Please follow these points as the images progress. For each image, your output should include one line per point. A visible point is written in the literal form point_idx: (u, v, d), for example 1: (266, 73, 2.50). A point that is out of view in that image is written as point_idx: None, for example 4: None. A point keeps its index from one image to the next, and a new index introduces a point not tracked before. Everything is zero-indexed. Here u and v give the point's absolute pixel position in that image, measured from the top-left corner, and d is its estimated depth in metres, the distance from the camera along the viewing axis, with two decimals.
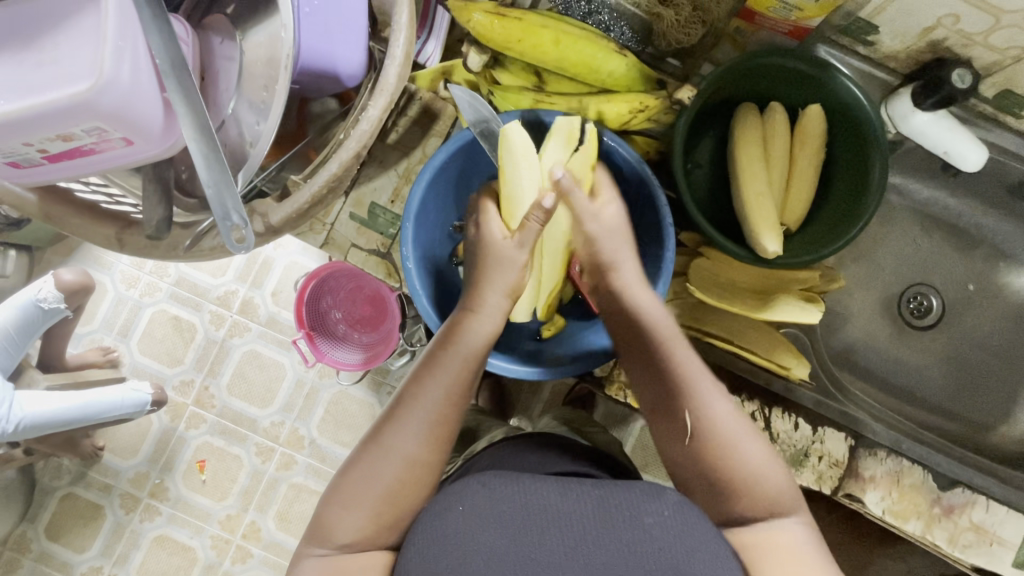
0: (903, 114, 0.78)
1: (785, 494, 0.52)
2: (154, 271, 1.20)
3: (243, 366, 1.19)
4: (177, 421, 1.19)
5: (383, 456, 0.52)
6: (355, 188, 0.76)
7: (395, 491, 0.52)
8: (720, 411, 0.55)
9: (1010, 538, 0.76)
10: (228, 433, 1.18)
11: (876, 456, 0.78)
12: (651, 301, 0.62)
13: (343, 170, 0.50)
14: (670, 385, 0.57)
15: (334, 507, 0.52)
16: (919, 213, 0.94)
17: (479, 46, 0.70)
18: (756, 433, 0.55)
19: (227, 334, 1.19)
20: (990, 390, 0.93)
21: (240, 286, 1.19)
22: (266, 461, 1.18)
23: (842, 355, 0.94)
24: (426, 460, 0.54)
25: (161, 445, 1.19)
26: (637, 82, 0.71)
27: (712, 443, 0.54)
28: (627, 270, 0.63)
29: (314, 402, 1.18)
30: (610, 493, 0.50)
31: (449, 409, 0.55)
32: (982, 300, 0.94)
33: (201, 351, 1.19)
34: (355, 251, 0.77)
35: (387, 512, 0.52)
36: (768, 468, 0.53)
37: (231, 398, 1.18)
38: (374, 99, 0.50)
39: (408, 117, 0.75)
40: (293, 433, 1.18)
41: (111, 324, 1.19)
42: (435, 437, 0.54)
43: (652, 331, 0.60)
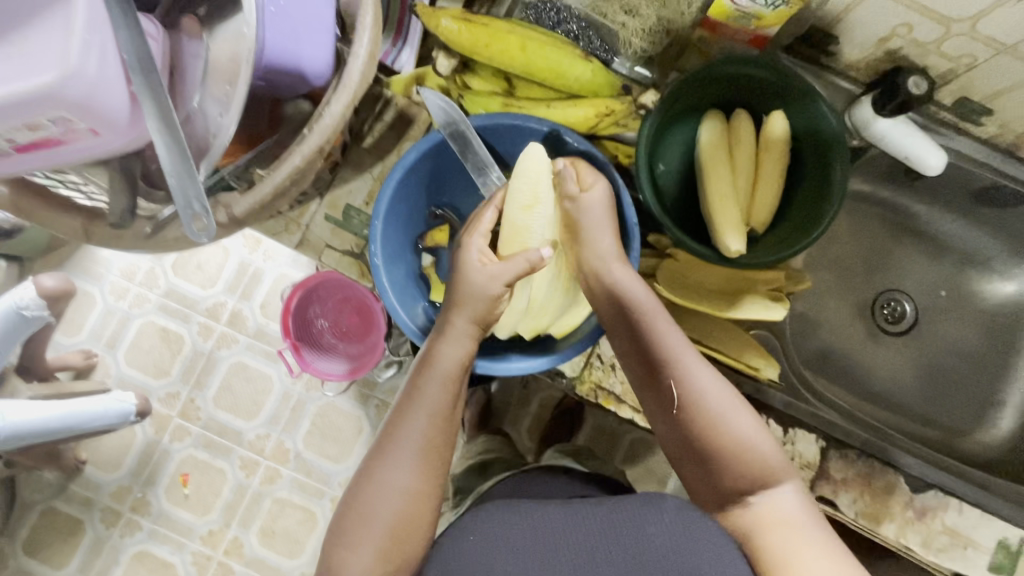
0: (864, 123, 0.80)
1: (771, 462, 0.56)
2: (143, 282, 1.20)
3: (230, 378, 1.19)
4: (161, 433, 1.18)
5: (379, 489, 0.54)
6: (330, 191, 0.78)
7: (397, 523, 0.53)
8: (705, 380, 0.58)
9: (985, 542, 0.76)
10: (212, 446, 1.17)
11: (848, 458, 0.78)
12: (639, 285, 0.63)
13: (306, 164, 0.52)
14: (659, 359, 0.60)
15: (340, 550, 0.53)
16: (890, 222, 0.97)
17: (449, 51, 0.72)
18: (744, 406, 0.58)
19: (215, 346, 1.19)
20: (967, 394, 0.94)
21: (228, 298, 1.20)
22: (250, 475, 1.17)
23: (820, 361, 0.95)
24: (422, 484, 0.55)
25: (144, 458, 1.18)
26: (603, 88, 0.72)
27: (699, 415, 0.57)
28: (611, 248, 0.64)
29: (300, 414, 1.18)
30: (612, 511, 0.52)
31: (436, 433, 0.57)
32: (954, 306, 0.96)
33: (187, 361, 1.19)
34: (329, 252, 0.79)
35: (394, 550, 0.52)
36: (752, 437, 0.56)
37: (216, 410, 1.18)
38: (337, 95, 0.52)
39: (383, 122, 0.78)
40: (278, 446, 1.17)
41: (98, 334, 1.20)
42: (425, 463, 0.56)
43: (634, 306, 0.62)
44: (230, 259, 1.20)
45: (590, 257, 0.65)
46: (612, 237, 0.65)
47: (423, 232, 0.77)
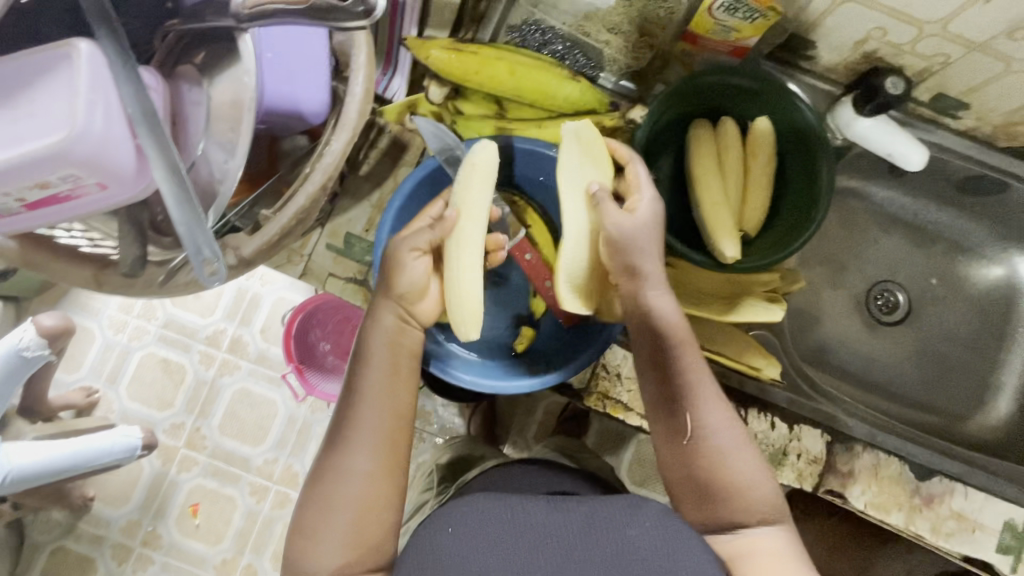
0: (848, 123, 0.81)
1: (770, 503, 0.57)
2: (141, 314, 1.21)
3: (234, 406, 1.19)
4: (168, 465, 1.18)
5: (336, 478, 0.55)
6: (330, 220, 0.79)
7: (359, 509, 0.53)
8: (717, 420, 0.59)
9: (991, 523, 0.78)
10: (220, 474, 1.18)
11: (853, 450, 0.79)
12: (671, 312, 0.63)
13: (310, 202, 0.53)
14: (681, 388, 0.61)
15: (303, 539, 0.54)
16: (877, 214, 0.99)
17: (439, 80, 0.72)
18: (751, 447, 0.59)
19: (216, 373, 1.20)
20: (964, 379, 0.96)
21: (227, 324, 1.21)
22: (260, 501, 1.17)
23: (817, 354, 0.97)
24: (379, 470, 0.55)
25: (152, 491, 1.18)
26: (593, 105, 0.74)
27: (708, 451, 0.58)
28: (652, 267, 0.63)
29: (306, 437, 1.19)
30: (594, 510, 0.50)
31: (390, 416, 0.57)
32: (945, 293, 0.99)
33: (190, 391, 1.20)
34: (332, 280, 0.80)
35: (358, 536, 0.53)
36: (758, 479, 0.57)
37: (223, 438, 1.18)
38: (336, 133, 0.53)
39: (378, 149, 0.81)
40: (287, 470, 1.18)
41: (99, 369, 1.20)
42: (381, 447, 0.56)
43: (668, 336, 0.62)
44: (229, 286, 1.21)
45: (627, 272, 0.63)
46: (655, 257, 0.63)
47: None
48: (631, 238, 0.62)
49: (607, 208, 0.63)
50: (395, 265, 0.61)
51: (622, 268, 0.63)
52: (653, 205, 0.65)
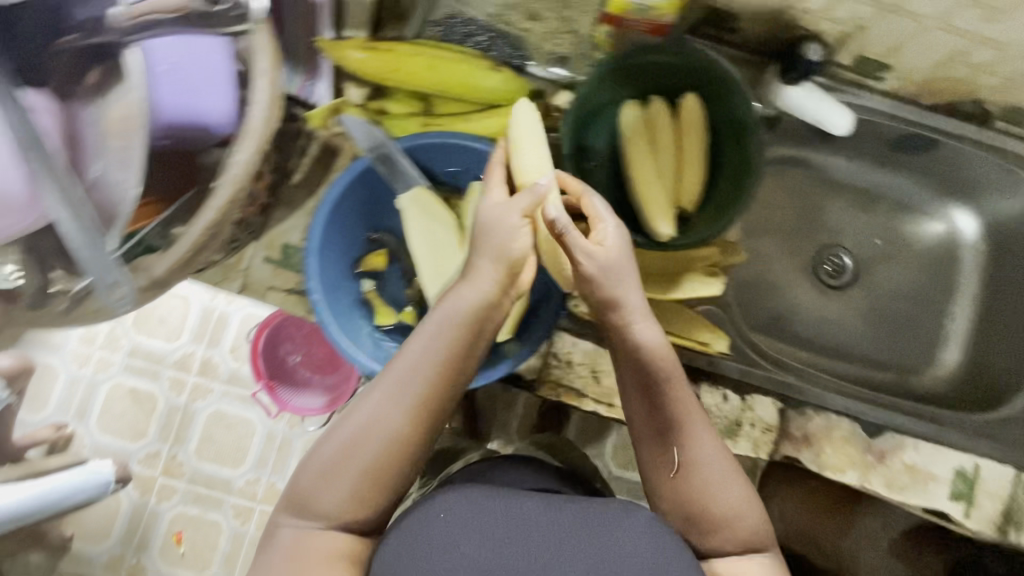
0: (772, 92, 0.83)
1: (758, 532, 0.58)
2: (105, 345, 1.18)
3: (209, 429, 1.16)
4: (147, 495, 1.15)
5: (364, 432, 0.54)
6: (265, 232, 0.78)
7: (375, 468, 0.54)
8: (708, 451, 0.59)
9: (942, 473, 0.80)
10: (202, 500, 1.15)
11: (805, 415, 0.81)
12: (656, 342, 0.61)
13: (219, 216, 0.52)
14: (669, 417, 0.60)
15: (314, 478, 0.55)
16: (819, 180, 1.00)
17: (357, 81, 0.74)
18: (742, 478, 0.59)
19: (189, 399, 1.17)
20: (915, 334, 0.98)
21: (195, 347, 1.18)
22: (245, 522, 1.15)
23: (772, 323, 0.98)
24: (409, 435, 0.55)
25: (134, 521, 1.15)
26: (518, 94, 0.73)
27: (697, 483, 0.58)
28: (631, 295, 0.61)
29: (287, 452, 1.16)
30: (586, 509, 0.54)
31: (433, 386, 0.56)
32: (891, 253, 1.01)
33: (163, 419, 1.17)
34: (272, 293, 0.78)
35: (368, 493, 0.54)
36: (742, 511, 0.57)
37: (201, 462, 1.16)
38: (241, 144, 0.52)
39: (309, 156, 0.79)
40: (270, 488, 1.16)
41: (66, 406, 1.16)
42: (415, 414, 0.56)
43: (658, 372, 0.60)
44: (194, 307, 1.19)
45: (600, 301, 0.61)
46: (635, 285, 0.61)
47: (360, 255, 0.75)
48: (602, 273, 0.60)
49: (574, 240, 0.60)
50: (501, 226, 0.60)
51: (598, 301, 0.62)
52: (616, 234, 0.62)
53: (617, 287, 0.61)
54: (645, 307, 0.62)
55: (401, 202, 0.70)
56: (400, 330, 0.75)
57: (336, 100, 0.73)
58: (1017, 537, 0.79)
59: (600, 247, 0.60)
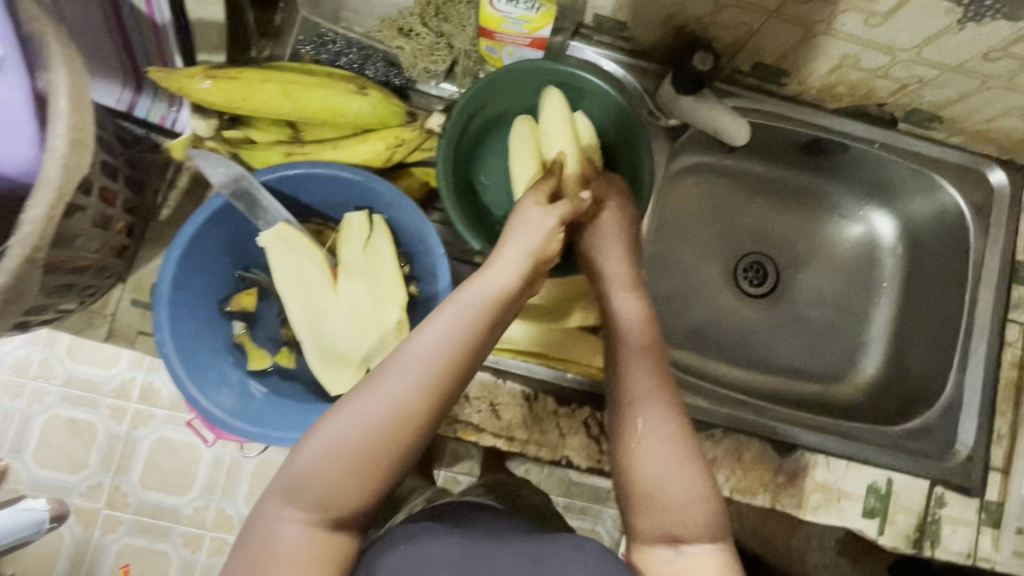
0: (671, 102, 0.79)
1: (710, 524, 0.49)
2: (39, 375, 1.06)
3: (154, 457, 1.08)
4: (91, 529, 1.07)
5: (371, 402, 0.45)
6: (132, 273, 0.73)
7: (373, 449, 0.44)
8: (659, 425, 0.52)
9: (855, 489, 0.78)
10: (149, 530, 1.08)
11: (715, 437, 0.78)
12: (635, 314, 0.61)
13: (14, 279, 0.47)
14: (639, 386, 0.55)
15: (308, 458, 0.44)
16: (735, 186, 0.97)
17: (202, 112, 0.66)
18: (697, 469, 0.51)
19: (131, 427, 1.07)
20: (838, 341, 0.96)
21: (135, 372, 1.08)
22: (195, 551, 1.08)
23: (693, 335, 0.95)
24: (418, 409, 0.45)
25: (76, 559, 1.07)
26: (390, 117, 0.69)
27: (648, 458, 0.51)
28: (615, 267, 0.64)
29: (236, 477, 1.09)
30: (541, 547, 0.50)
31: (462, 353, 0.47)
32: (811, 258, 0.98)
33: (104, 450, 1.07)
34: (143, 338, 0.73)
35: (367, 476, 0.44)
36: (699, 499, 0.49)
37: (146, 492, 1.07)
38: (34, 198, 0.47)
39: (178, 189, 0.75)
40: (221, 514, 1.08)
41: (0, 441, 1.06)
42: (431, 385, 0.46)
43: (629, 337, 0.59)
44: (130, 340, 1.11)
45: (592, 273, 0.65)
46: (620, 259, 0.64)
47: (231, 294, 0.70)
48: (598, 245, 0.65)
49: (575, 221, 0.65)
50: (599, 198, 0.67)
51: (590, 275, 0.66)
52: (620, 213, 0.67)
53: (603, 255, 0.65)
54: (630, 281, 0.63)
55: (264, 241, 0.65)
56: (277, 373, 0.70)
57: (191, 132, 0.68)
58: (931, 551, 0.77)
59: (597, 221, 0.66)
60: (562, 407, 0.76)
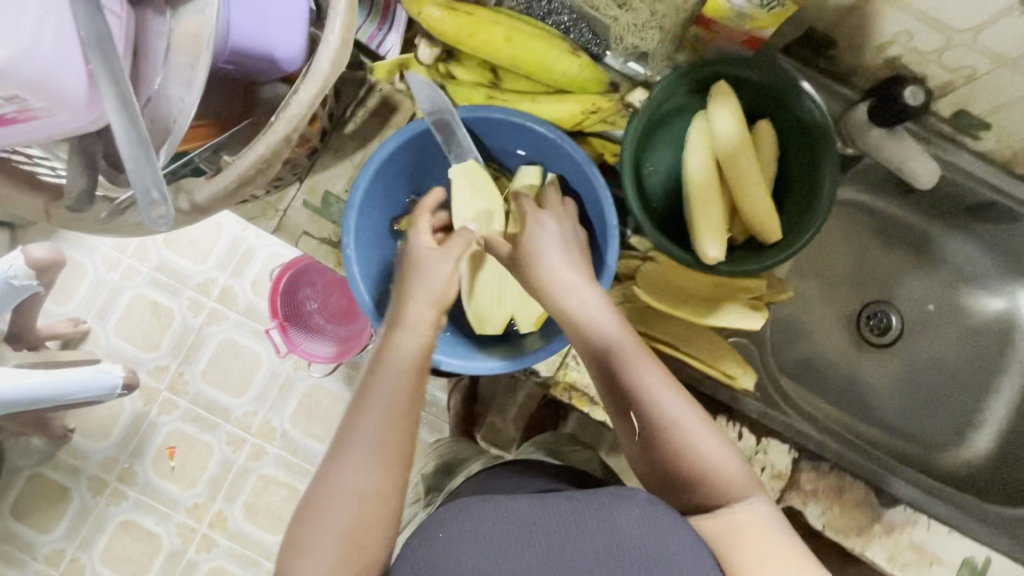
0: (859, 131, 0.78)
1: (737, 476, 0.54)
2: (135, 254, 1.19)
3: (219, 354, 1.18)
4: (149, 406, 1.18)
5: (330, 492, 0.51)
6: (310, 176, 0.77)
7: (354, 525, 0.50)
8: (674, 404, 0.56)
9: (950, 559, 0.76)
10: (199, 420, 1.17)
11: (819, 470, 0.77)
12: (602, 312, 0.60)
13: (272, 153, 0.51)
14: (625, 389, 0.57)
15: (289, 559, 0.50)
16: (881, 231, 0.95)
17: (431, 39, 0.69)
18: (709, 423, 0.56)
19: (204, 322, 1.18)
20: (947, 410, 0.94)
21: (220, 274, 1.19)
22: (236, 450, 1.17)
23: (802, 368, 0.94)
24: (380, 483, 0.51)
25: (131, 430, 1.18)
26: (593, 84, 0.70)
27: (666, 439, 0.55)
28: (564, 271, 0.62)
29: (288, 392, 1.18)
30: (583, 504, 0.52)
31: (393, 425, 0.53)
32: (941, 321, 0.95)
33: (177, 336, 1.18)
34: (306, 239, 0.77)
35: (355, 553, 0.49)
36: (717, 455, 0.55)
37: (205, 385, 1.18)
38: (306, 83, 0.50)
39: (366, 108, 0.77)
40: (265, 423, 1.17)
41: (89, 305, 1.19)
42: (379, 458, 0.52)
43: (601, 342, 0.59)
44: (224, 235, 1.19)
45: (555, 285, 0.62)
46: (565, 262, 0.62)
47: (400, 214, 0.74)
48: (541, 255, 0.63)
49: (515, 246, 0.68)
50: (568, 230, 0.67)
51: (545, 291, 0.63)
52: (556, 227, 0.65)
53: (556, 260, 0.62)
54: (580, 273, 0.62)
55: (452, 172, 0.68)
56: None
57: (408, 55, 0.71)
58: None
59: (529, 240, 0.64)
60: None
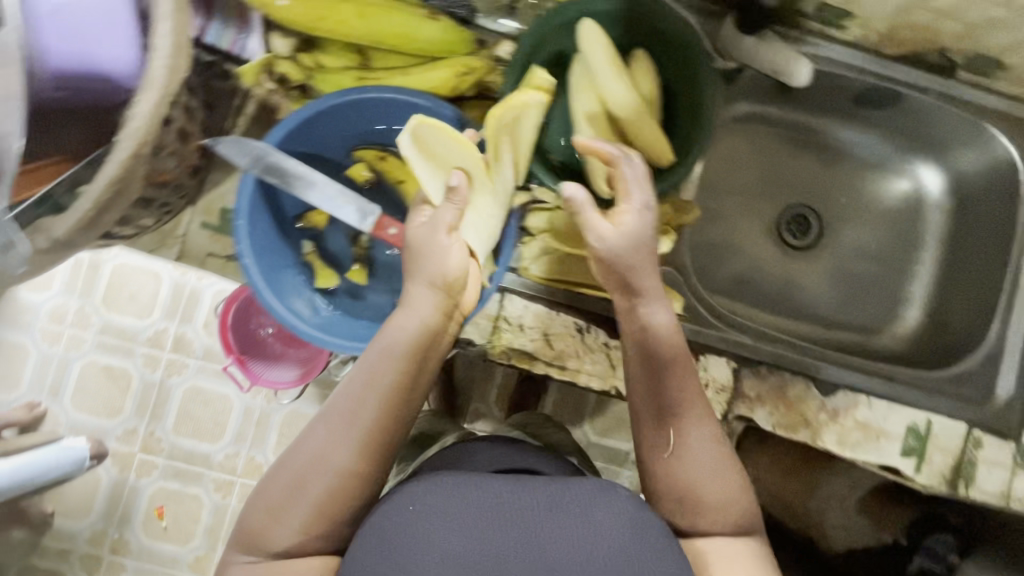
0: (733, 42, 0.79)
1: (747, 516, 0.58)
2: (76, 322, 1.15)
3: (186, 405, 1.15)
4: (126, 470, 1.14)
5: (312, 462, 0.55)
6: (202, 197, 0.76)
7: (329, 495, 0.54)
8: (704, 432, 0.59)
9: (894, 429, 0.80)
10: (181, 474, 1.15)
11: (758, 374, 0.80)
12: (666, 324, 0.63)
13: (124, 170, 0.49)
14: (670, 398, 0.60)
15: (264, 513, 0.54)
16: (782, 137, 0.98)
17: (282, 31, 0.69)
18: (734, 464, 0.59)
19: (165, 374, 1.15)
20: (878, 295, 0.97)
21: (169, 323, 1.15)
22: (226, 496, 1.15)
23: (736, 284, 0.96)
24: (360, 465, 0.55)
25: (114, 499, 1.14)
26: (459, 46, 0.70)
27: (691, 458, 0.58)
28: (642, 277, 0.63)
29: (266, 427, 1.16)
30: (561, 488, 0.53)
31: (387, 410, 0.57)
32: (853, 213, 0.99)
33: (139, 396, 1.15)
34: (211, 260, 0.77)
35: (322, 514, 0.54)
36: (735, 494, 0.58)
37: (179, 437, 1.15)
38: (143, 94, 0.49)
39: (245, 115, 0.76)
40: (250, 462, 1.15)
41: (40, 383, 1.15)
42: (366, 446, 0.56)
43: (662, 352, 0.62)
44: (166, 283, 1.16)
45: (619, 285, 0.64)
46: (648, 269, 0.63)
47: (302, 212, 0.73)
48: (614, 255, 0.62)
49: (590, 220, 0.62)
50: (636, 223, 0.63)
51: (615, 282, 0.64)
52: (641, 215, 0.63)
53: (625, 254, 0.62)
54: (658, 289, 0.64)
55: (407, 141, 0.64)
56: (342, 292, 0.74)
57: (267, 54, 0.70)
58: (966, 490, 0.79)
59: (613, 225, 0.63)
60: (611, 339, 0.79)
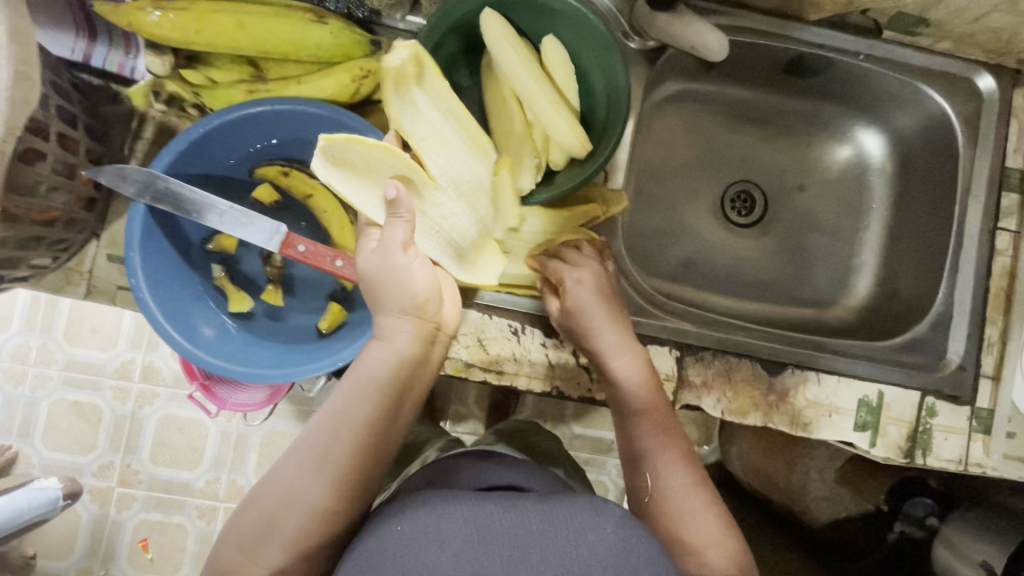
0: (646, 21, 0.76)
1: (736, 562, 0.59)
2: (39, 361, 1.13)
3: (162, 434, 1.15)
4: (106, 507, 1.15)
5: (285, 500, 0.53)
6: (107, 229, 0.72)
7: (303, 535, 0.52)
8: (680, 479, 0.63)
9: (846, 404, 0.78)
10: (163, 505, 1.15)
11: (702, 360, 0.78)
12: (637, 375, 0.69)
13: None
14: (642, 448, 0.66)
15: (237, 553, 0.52)
16: (717, 113, 0.95)
17: (157, 49, 0.65)
18: (717, 512, 0.61)
19: (136, 406, 1.15)
20: (830, 266, 0.95)
21: (135, 353, 1.14)
22: (210, 522, 1.16)
23: (684, 268, 0.94)
24: (333, 504, 0.53)
25: (96, 535, 1.15)
26: (352, 48, 0.66)
27: (669, 505, 0.62)
28: (606, 335, 0.70)
29: (244, 449, 1.17)
30: (553, 509, 0.49)
31: (364, 447, 0.54)
32: (800, 184, 0.97)
33: (112, 430, 1.14)
34: (124, 293, 0.72)
35: (297, 555, 0.52)
36: (716, 540, 0.59)
37: (157, 468, 1.15)
38: None
39: (144, 139, 0.72)
40: (232, 485, 1.16)
41: (8, 427, 1.14)
42: (339, 483, 0.53)
43: (631, 401, 0.68)
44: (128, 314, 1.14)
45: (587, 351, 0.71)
46: (610, 331, 0.70)
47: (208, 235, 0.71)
48: (578, 321, 0.70)
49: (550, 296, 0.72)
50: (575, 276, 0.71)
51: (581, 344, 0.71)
52: (584, 286, 0.70)
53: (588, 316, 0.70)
54: (625, 343, 0.70)
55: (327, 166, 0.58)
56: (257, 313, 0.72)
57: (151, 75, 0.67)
58: (923, 459, 0.78)
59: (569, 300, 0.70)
60: (550, 338, 0.75)
